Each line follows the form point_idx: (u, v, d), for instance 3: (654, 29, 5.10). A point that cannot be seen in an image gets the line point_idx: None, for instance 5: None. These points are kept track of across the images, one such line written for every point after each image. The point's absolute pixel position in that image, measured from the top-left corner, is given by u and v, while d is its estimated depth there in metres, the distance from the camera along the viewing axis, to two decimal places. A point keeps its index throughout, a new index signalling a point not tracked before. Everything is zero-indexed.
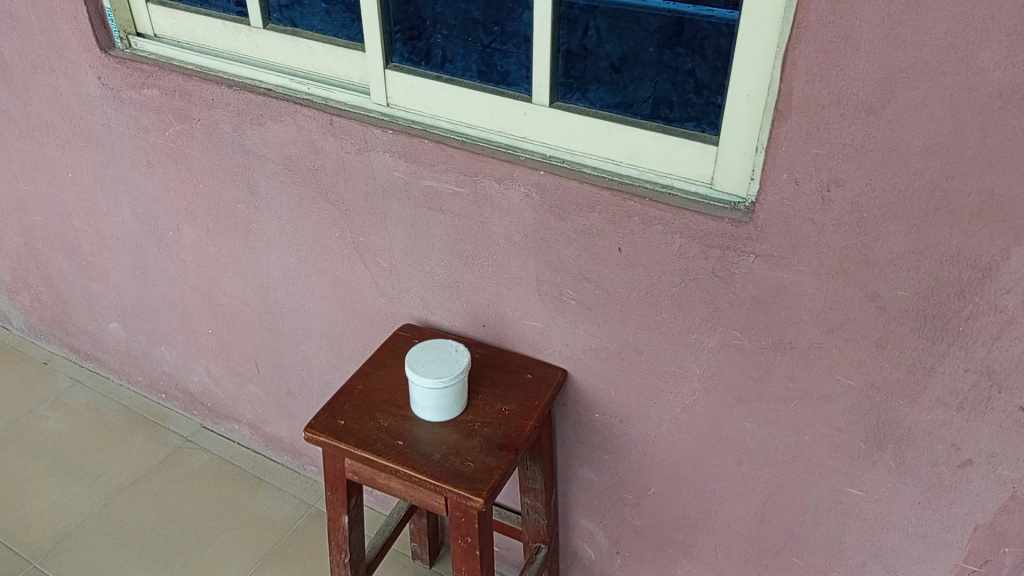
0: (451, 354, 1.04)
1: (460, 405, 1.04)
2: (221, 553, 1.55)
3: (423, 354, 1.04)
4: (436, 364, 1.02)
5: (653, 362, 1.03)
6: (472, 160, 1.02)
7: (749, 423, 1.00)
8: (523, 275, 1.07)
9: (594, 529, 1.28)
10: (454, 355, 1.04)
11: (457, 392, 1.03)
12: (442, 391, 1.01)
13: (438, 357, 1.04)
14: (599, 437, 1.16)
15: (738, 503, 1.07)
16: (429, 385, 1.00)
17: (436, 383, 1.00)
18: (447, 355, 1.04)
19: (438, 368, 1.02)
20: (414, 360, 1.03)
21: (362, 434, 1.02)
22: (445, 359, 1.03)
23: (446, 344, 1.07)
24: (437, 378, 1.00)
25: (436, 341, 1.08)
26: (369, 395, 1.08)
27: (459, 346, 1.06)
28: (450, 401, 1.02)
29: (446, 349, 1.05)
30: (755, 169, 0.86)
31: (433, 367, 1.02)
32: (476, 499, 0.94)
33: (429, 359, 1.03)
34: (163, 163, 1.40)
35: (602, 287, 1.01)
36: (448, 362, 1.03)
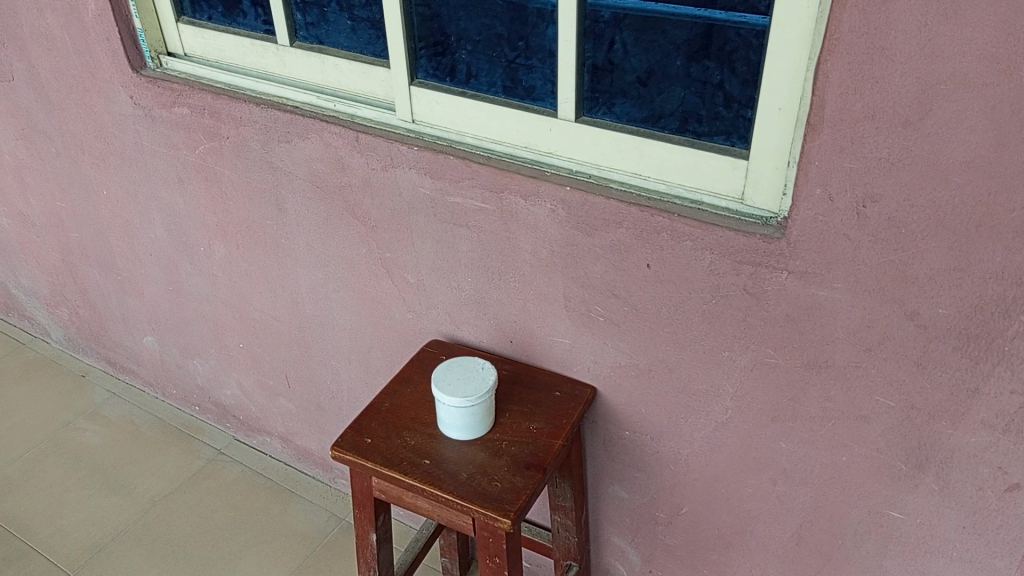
0: (477, 372, 1.03)
1: (488, 425, 1.03)
2: (253, 566, 1.56)
3: (449, 372, 1.04)
4: (463, 383, 1.02)
5: (684, 379, 1.01)
6: (497, 175, 1.01)
7: (784, 442, 0.97)
8: (551, 292, 1.06)
9: (626, 547, 1.26)
10: (481, 373, 1.03)
11: (485, 412, 1.02)
12: (468, 409, 1.00)
13: (464, 375, 1.03)
14: (630, 455, 1.14)
15: (774, 524, 1.05)
16: (455, 404, 0.99)
17: (463, 401, 0.99)
18: (474, 373, 1.03)
19: (465, 386, 1.01)
20: (441, 378, 1.02)
21: (389, 452, 1.02)
22: (472, 376, 1.03)
23: (473, 362, 1.06)
24: (464, 397, 0.99)
25: (463, 358, 1.07)
26: (396, 412, 1.08)
27: (485, 363, 1.05)
28: (478, 420, 1.01)
29: (473, 367, 1.05)
30: (788, 183, 0.84)
31: (460, 385, 1.01)
32: (503, 520, 0.93)
33: (455, 377, 1.03)
34: (194, 181, 1.41)
35: (631, 304, 0.99)
36: (474, 380, 1.02)
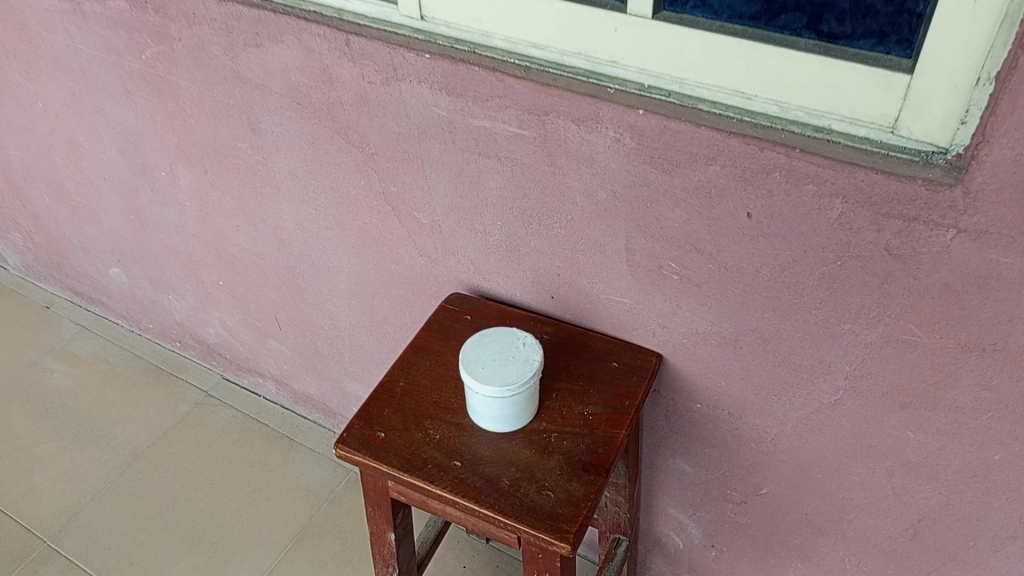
0: (517, 350, 0.82)
1: (534, 412, 0.84)
2: (253, 528, 1.39)
3: (480, 350, 0.83)
4: (499, 365, 0.81)
5: (783, 352, 0.80)
6: (541, 93, 0.75)
7: (913, 432, 0.77)
8: (608, 242, 0.82)
9: (684, 520, 1.10)
10: (523, 350, 0.82)
11: (530, 399, 0.82)
12: (505, 401, 0.80)
13: (500, 353, 0.82)
14: (700, 429, 0.95)
15: (884, 516, 0.87)
16: (492, 395, 0.79)
17: (501, 391, 0.78)
18: (514, 351, 0.82)
19: (502, 370, 0.80)
20: (469, 360, 0.81)
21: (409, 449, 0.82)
22: (511, 355, 0.82)
23: (510, 332, 0.85)
24: (503, 386, 0.78)
25: (497, 328, 0.85)
26: (414, 393, 0.87)
27: (526, 337, 0.84)
28: (521, 409, 0.82)
29: (510, 341, 0.83)
30: (969, 109, 0.59)
31: (496, 370, 0.80)
32: (560, 545, 0.74)
33: (489, 358, 0.82)
34: (143, 92, 1.13)
35: (720, 262, 0.76)
36: (512, 362, 0.81)
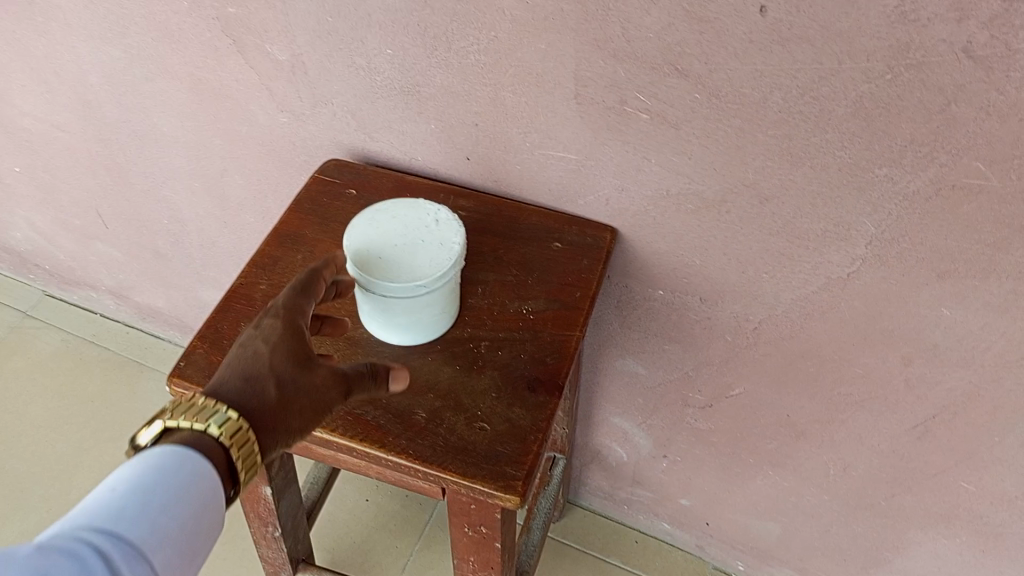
0: (427, 233, 0.59)
1: (451, 318, 0.62)
2: (97, 476, 1.12)
3: (375, 234, 0.59)
4: (403, 255, 0.57)
5: (785, 215, 0.60)
6: None
7: (949, 310, 0.59)
8: (549, 70, 0.58)
9: (630, 428, 0.92)
10: (437, 234, 0.59)
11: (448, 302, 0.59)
12: (412, 305, 0.57)
13: (404, 239, 0.59)
14: (659, 321, 0.75)
15: (888, 414, 0.70)
16: (393, 297, 0.56)
17: (407, 292, 0.55)
18: (424, 235, 0.59)
19: (409, 260, 0.57)
20: (358, 249, 0.58)
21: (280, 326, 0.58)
22: (420, 241, 0.58)
23: (419, 209, 0.61)
24: (410, 284, 0.55)
25: (400, 204, 0.62)
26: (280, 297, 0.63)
27: (440, 215, 0.60)
28: (434, 315, 0.59)
29: (420, 222, 0.60)
30: None
31: (400, 262, 0.57)
32: (505, 499, 0.54)
33: (388, 245, 0.58)
34: None
35: (710, 88, 0.54)
36: (422, 250, 0.58)
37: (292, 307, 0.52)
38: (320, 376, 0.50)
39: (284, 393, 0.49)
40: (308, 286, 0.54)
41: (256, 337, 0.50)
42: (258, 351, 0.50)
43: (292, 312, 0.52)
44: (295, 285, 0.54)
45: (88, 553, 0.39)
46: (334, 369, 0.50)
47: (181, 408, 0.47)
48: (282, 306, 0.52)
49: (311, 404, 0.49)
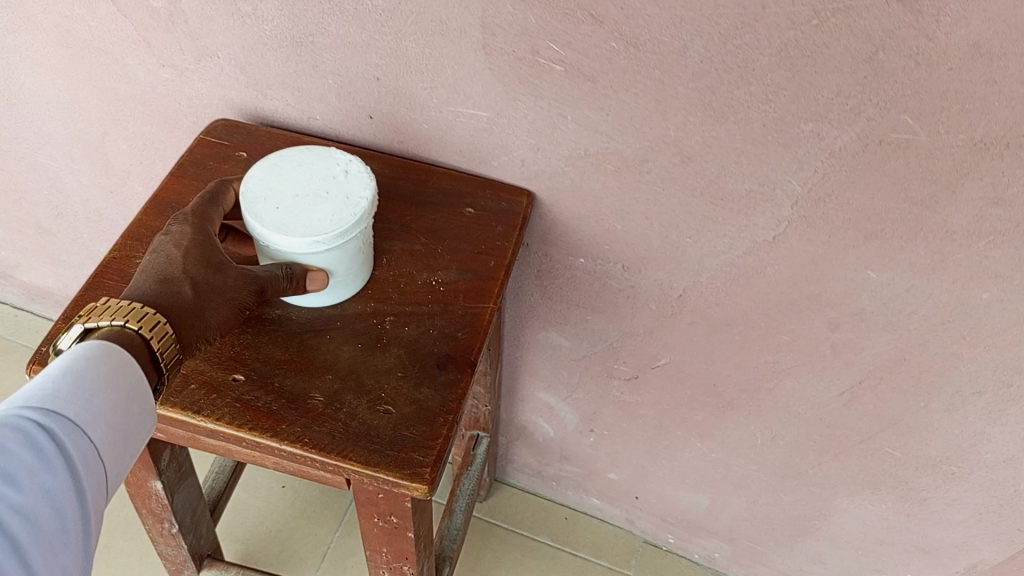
0: (334, 186, 0.54)
1: (359, 277, 0.57)
2: None
3: (275, 181, 0.54)
4: (303, 207, 0.52)
5: (709, 175, 0.56)
6: None
7: (876, 273, 0.57)
8: (453, 15, 0.53)
9: (557, 403, 0.89)
10: (346, 184, 0.54)
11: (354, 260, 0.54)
12: (310, 260, 0.52)
13: (307, 186, 0.53)
14: (582, 290, 0.71)
15: (814, 381, 0.68)
16: (288, 250, 0.51)
17: (304, 245, 0.50)
18: (330, 185, 0.54)
19: (309, 212, 0.52)
20: (254, 195, 0.52)
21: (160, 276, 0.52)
22: (324, 191, 0.53)
23: (329, 158, 0.56)
24: (306, 237, 0.50)
25: (308, 148, 0.56)
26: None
27: (351, 166, 0.55)
28: (337, 273, 0.54)
29: (328, 170, 0.55)
30: None
31: (300, 210, 0.52)
32: (412, 488, 0.49)
33: (289, 193, 0.53)
34: None
35: (627, 35, 0.50)
36: (326, 203, 0.52)
37: (201, 216, 0.53)
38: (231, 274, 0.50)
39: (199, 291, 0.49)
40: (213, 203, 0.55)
41: (168, 243, 0.51)
42: (169, 254, 0.50)
43: (198, 221, 0.53)
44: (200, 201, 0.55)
45: (30, 424, 0.38)
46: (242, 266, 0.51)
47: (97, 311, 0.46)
48: (193, 215, 0.53)
49: (225, 302, 0.49)
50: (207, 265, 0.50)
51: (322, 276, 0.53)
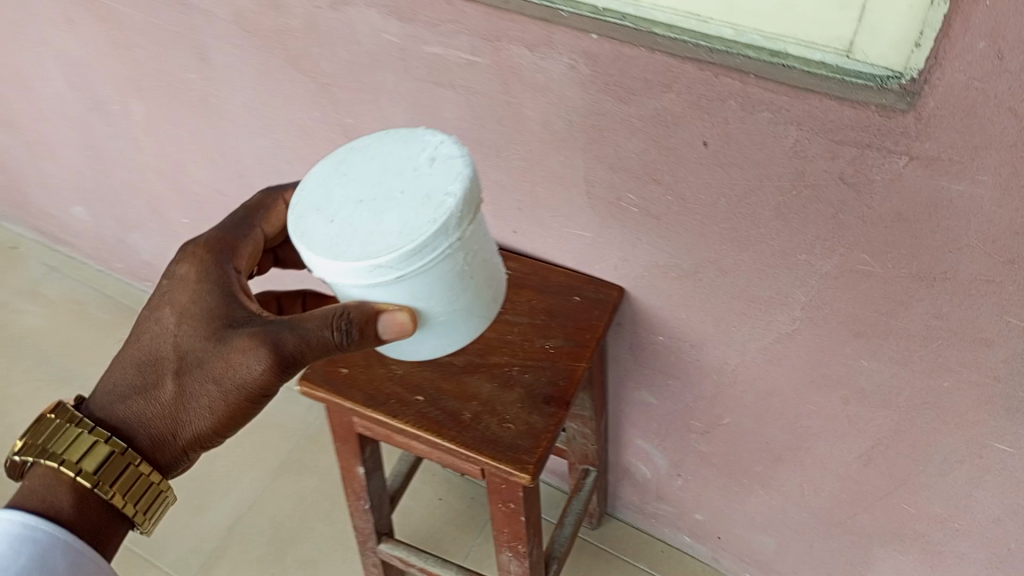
0: (399, 198, 0.57)
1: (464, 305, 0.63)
2: (231, 467, 1.42)
3: (341, 191, 0.60)
4: (364, 219, 0.57)
5: (742, 284, 0.79)
6: (492, 18, 0.72)
7: (867, 361, 0.77)
8: (567, 173, 0.81)
9: (651, 450, 1.11)
10: (416, 191, 0.57)
11: (440, 282, 0.59)
12: (372, 272, 0.56)
13: (371, 196, 0.58)
14: (662, 360, 0.95)
15: (838, 443, 0.88)
16: (348, 272, 0.56)
17: (363, 266, 0.55)
18: (400, 198, 0.57)
19: (368, 227, 0.56)
20: (313, 214, 0.59)
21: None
22: (391, 205, 0.57)
23: (404, 167, 0.60)
24: (364, 263, 0.55)
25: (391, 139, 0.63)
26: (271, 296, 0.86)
27: (419, 169, 0.59)
28: (417, 300, 0.60)
29: (405, 170, 0.60)
30: (926, 30, 0.55)
31: (361, 226, 0.57)
32: (520, 476, 0.76)
33: (353, 204, 0.59)
34: (87, 21, 1.08)
35: (677, 192, 0.75)
36: (388, 214, 0.56)
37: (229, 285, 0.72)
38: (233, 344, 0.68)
39: (200, 363, 0.70)
40: (226, 259, 0.74)
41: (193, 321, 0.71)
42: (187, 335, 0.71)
43: (211, 281, 0.72)
44: (215, 257, 0.74)
45: None
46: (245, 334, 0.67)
47: (48, 432, 0.71)
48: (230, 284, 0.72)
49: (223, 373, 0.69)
50: (208, 337, 0.69)
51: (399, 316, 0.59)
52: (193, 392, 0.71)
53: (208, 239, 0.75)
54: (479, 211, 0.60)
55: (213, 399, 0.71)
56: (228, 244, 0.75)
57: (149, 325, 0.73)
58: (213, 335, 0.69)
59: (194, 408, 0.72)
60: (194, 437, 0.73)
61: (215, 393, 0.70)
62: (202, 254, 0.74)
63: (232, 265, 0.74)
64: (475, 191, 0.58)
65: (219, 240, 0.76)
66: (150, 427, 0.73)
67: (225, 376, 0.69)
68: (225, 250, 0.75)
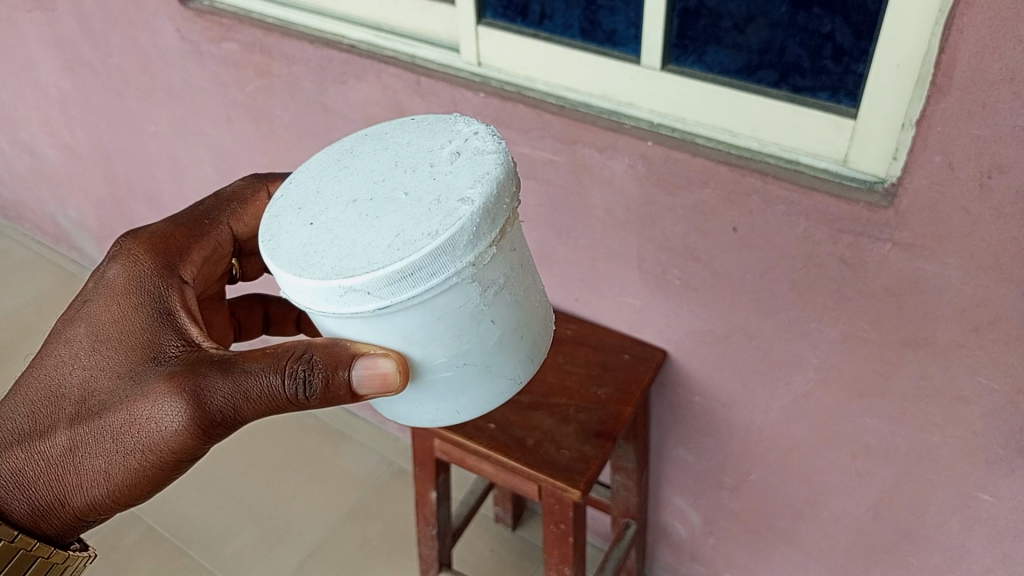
0: (391, 214, 0.59)
1: (472, 359, 0.63)
2: (305, 509, 1.58)
3: (331, 199, 0.63)
4: (354, 234, 0.58)
5: (765, 349, 0.96)
6: (571, 126, 0.94)
7: (870, 418, 0.92)
8: (623, 251, 1.00)
9: (686, 509, 1.24)
10: (421, 202, 0.59)
11: (437, 316, 0.59)
12: (347, 296, 0.57)
13: (369, 206, 0.60)
14: (698, 419, 1.11)
15: (850, 497, 1.01)
16: (323, 291, 0.57)
17: (340, 289, 0.56)
18: (400, 208, 0.59)
19: (355, 244, 0.58)
20: (293, 223, 0.62)
21: (206, 294, 0.92)
22: (385, 216, 0.59)
23: (411, 176, 0.62)
24: (341, 285, 0.56)
25: (406, 142, 0.66)
26: (261, 298, 1.00)
27: (426, 180, 0.61)
28: (400, 337, 0.60)
29: (413, 176, 0.62)
30: (900, 147, 0.75)
31: (347, 235, 0.59)
32: (572, 492, 0.94)
33: (339, 213, 0.61)
34: (243, 119, 1.34)
35: (712, 269, 0.94)
36: (376, 232, 0.58)
37: (160, 311, 0.75)
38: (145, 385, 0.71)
39: (108, 402, 0.72)
40: (165, 268, 0.79)
41: (108, 356, 0.74)
42: (98, 371, 0.74)
43: (140, 306, 0.76)
44: (154, 265, 0.79)
45: None
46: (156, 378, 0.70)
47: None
48: (161, 308, 0.76)
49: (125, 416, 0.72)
50: (126, 373, 0.73)
51: (376, 365, 0.61)
52: (90, 440, 0.73)
53: (144, 250, 0.80)
54: (500, 234, 0.59)
55: (110, 448, 0.73)
56: (171, 251, 0.81)
57: (57, 353, 0.76)
58: (131, 373, 0.72)
59: (87, 459, 0.73)
60: (78, 492, 0.75)
61: (113, 439, 0.72)
62: (140, 261, 0.79)
63: (171, 276, 0.79)
64: (493, 205, 0.58)
65: (164, 247, 0.81)
66: (32, 480, 0.75)
67: (126, 416, 0.71)
68: (162, 258, 0.80)
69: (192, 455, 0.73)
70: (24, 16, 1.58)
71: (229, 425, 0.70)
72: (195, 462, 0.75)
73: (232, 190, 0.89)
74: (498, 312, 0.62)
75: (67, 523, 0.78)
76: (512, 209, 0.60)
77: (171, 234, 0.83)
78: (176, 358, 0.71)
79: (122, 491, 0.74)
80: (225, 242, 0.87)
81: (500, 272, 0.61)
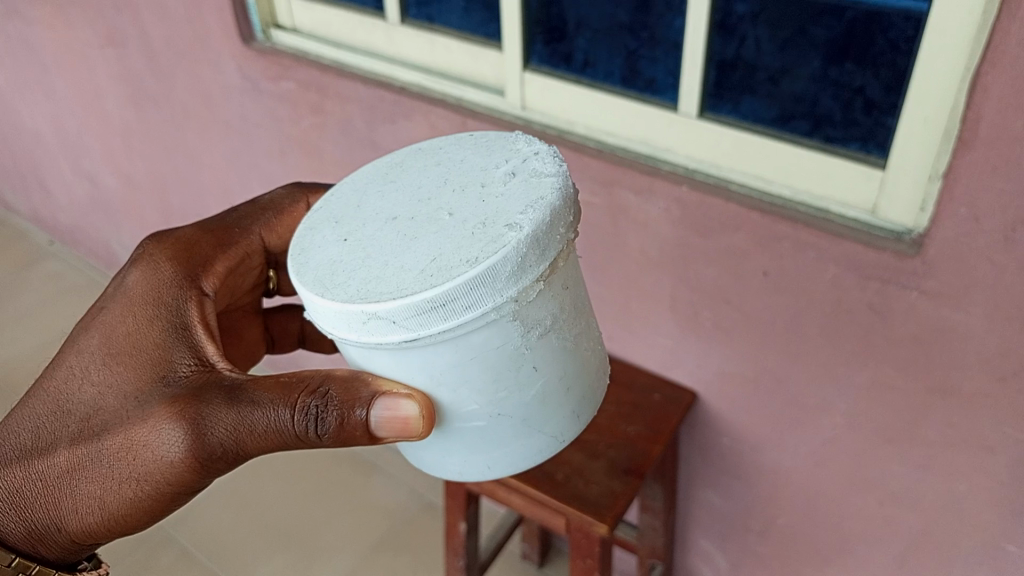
0: (429, 236, 0.62)
1: (507, 408, 0.65)
2: (334, 538, 1.61)
3: (371, 216, 0.67)
4: (388, 257, 0.61)
5: (793, 392, 0.98)
6: (609, 169, 0.98)
7: (897, 466, 0.93)
8: (657, 291, 1.03)
9: (712, 551, 1.25)
10: (466, 226, 0.62)
11: (472, 353, 0.61)
12: (369, 324, 0.59)
13: (410, 228, 0.63)
14: (726, 461, 1.12)
15: (876, 544, 1.02)
16: (347, 315, 0.59)
17: (366, 316, 0.59)
18: (440, 234, 0.62)
19: (388, 271, 0.60)
20: (329, 238, 0.66)
21: (238, 306, 0.99)
22: (424, 240, 0.62)
23: (462, 198, 0.65)
24: (366, 312, 0.58)
25: (461, 161, 0.70)
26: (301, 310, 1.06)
27: (476, 203, 0.64)
28: (427, 370, 0.62)
29: (463, 197, 0.65)
30: (928, 199, 0.78)
31: (386, 255, 0.62)
32: (600, 525, 0.97)
33: (378, 234, 0.64)
34: (295, 153, 1.40)
35: (744, 311, 0.96)
36: (410, 256, 0.61)
37: (177, 325, 0.78)
38: (146, 407, 0.73)
39: (111, 421, 0.75)
40: (186, 277, 0.83)
41: (117, 374, 0.77)
42: (105, 389, 0.77)
43: (154, 320, 0.79)
44: (172, 276, 0.82)
45: None
46: (158, 401, 0.73)
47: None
48: (179, 323, 0.79)
49: (123, 438, 0.74)
50: (133, 393, 0.75)
51: (399, 414, 0.63)
52: (88, 460, 0.75)
53: (168, 256, 0.84)
54: (547, 269, 0.61)
55: (109, 471, 0.75)
56: (194, 259, 0.85)
57: (67, 364, 0.80)
58: (137, 393, 0.75)
59: (85, 480, 0.76)
60: (75, 510, 0.78)
61: (111, 460, 0.74)
62: (159, 272, 0.83)
63: (191, 286, 0.83)
64: (543, 237, 0.60)
65: (185, 258, 0.85)
66: (32, 495, 0.78)
67: (124, 439, 0.73)
68: (181, 268, 0.84)
69: (189, 487, 0.75)
70: (97, 52, 1.68)
71: (229, 458, 0.71)
72: (193, 493, 0.76)
73: (269, 198, 0.94)
74: (541, 356, 0.64)
75: (66, 543, 0.81)
76: (563, 243, 0.62)
77: (197, 241, 0.87)
78: (183, 379, 0.74)
79: (117, 514, 0.77)
80: (257, 248, 0.92)
81: (545, 312, 0.62)
